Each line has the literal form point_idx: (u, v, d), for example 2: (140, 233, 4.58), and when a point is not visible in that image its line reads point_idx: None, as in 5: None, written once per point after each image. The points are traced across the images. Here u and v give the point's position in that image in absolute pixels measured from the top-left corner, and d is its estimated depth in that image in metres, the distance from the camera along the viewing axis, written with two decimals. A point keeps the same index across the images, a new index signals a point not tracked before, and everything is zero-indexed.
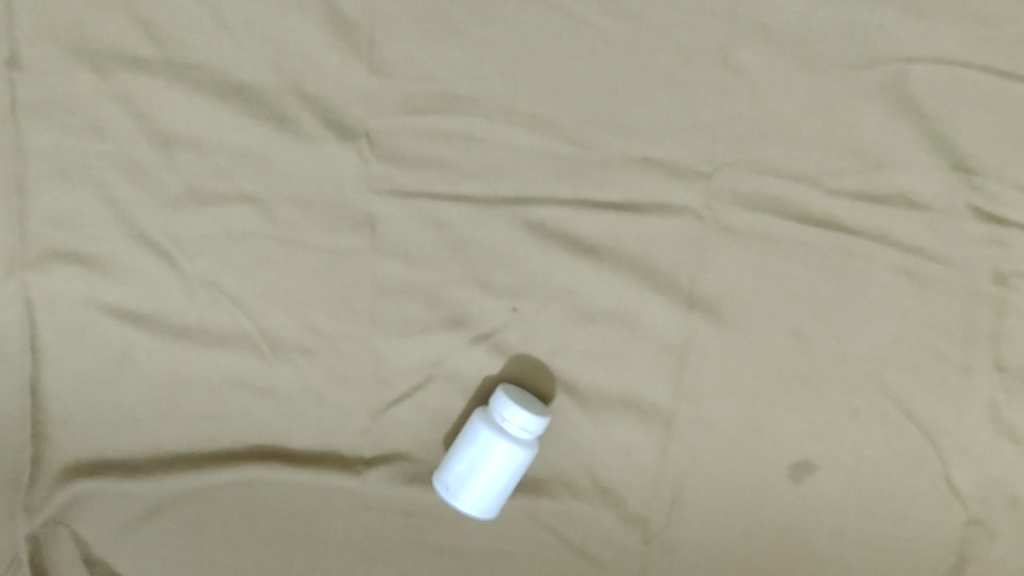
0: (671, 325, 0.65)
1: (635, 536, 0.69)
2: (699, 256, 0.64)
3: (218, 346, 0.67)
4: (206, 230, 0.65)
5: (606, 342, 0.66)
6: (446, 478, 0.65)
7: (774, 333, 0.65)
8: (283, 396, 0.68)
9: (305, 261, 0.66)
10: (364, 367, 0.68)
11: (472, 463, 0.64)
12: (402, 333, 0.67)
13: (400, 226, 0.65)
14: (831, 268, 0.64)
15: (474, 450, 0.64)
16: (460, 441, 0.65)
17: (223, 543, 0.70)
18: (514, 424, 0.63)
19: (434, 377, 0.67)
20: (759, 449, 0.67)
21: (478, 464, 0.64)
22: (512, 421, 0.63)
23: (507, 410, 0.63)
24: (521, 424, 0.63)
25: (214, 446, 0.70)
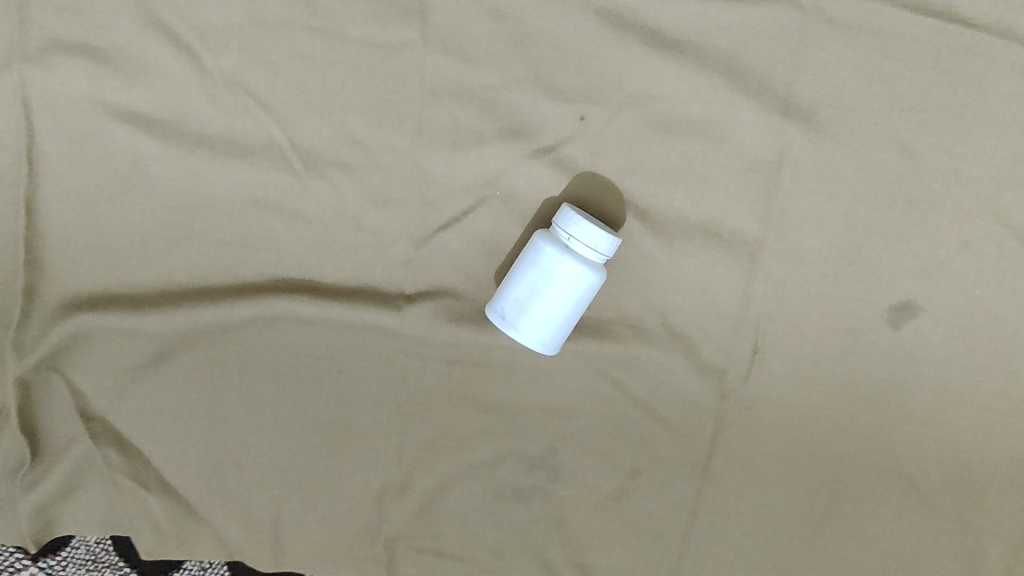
0: (761, 135, 0.57)
1: (710, 389, 0.61)
2: (797, 53, 0.57)
3: (243, 157, 0.60)
4: (233, 18, 0.58)
5: (685, 156, 0.58)
6: (503, 305, 0.58)
7: (879, 147, 0.57)
8: (315, 220, 0.60)
9: (345, 57, 0.58)
10: (408, 185, 0.59)
11: (534, 289, 0.56)
12: (453, 145, 0.59)
13: (457, 15, 0.57)
14: (946, 69, 0.56)
15: (537, 272, 0.56)
16: (521, 265, 0.57)
17: (238, 396, 0.63)
18: (583, 243, 0.55)
19: (488, 199, 0.59)
20: (855, 289, 0.59)
21: (542, 290, 0.56)
22: (581, 239, 0.55)
23: (576, 227, 0.55)
24: (591, 243, 0.55)
25: (235, 279, 0.62)
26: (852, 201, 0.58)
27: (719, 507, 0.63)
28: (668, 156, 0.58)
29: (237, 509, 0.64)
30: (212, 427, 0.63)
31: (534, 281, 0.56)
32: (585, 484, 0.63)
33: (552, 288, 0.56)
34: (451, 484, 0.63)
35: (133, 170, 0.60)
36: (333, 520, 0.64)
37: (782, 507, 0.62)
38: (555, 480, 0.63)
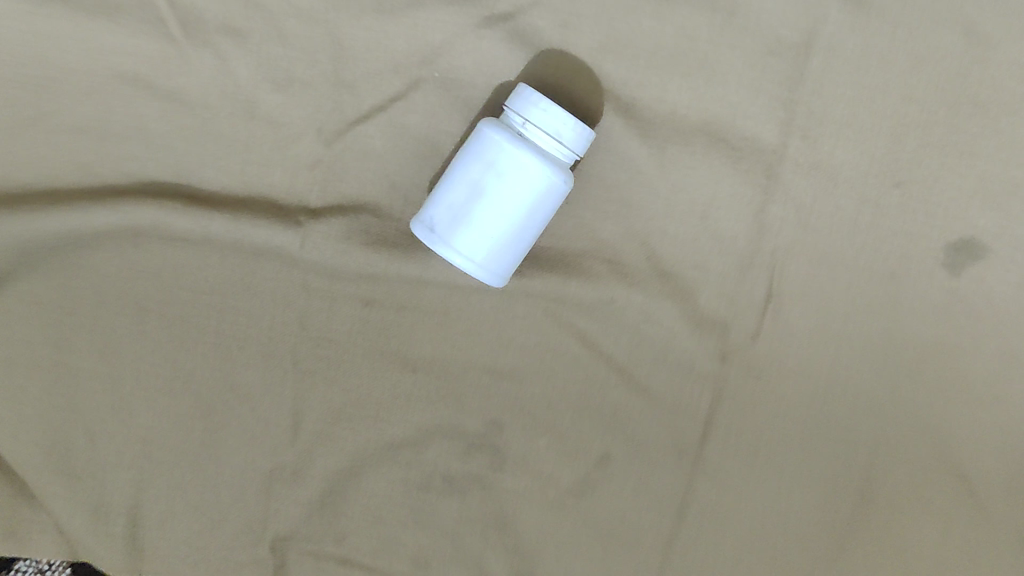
0: (785, 9, 0.44)
1: (705, 350, 0.47)
2: None
3: (103, 16, 0.45)
4: None
5: (683, 33, 0.44)
6: (433, 215, 0.43)
7: (938, 29, 0.44)
8: (196, 104, 0.46)
9: None
10: (319, 60, 0.45)
11: (478, 192, 0.42)
12: (380, 8, 0.45)
13: None
14: None
15: (482, 170, 0.42)
16: (461, 162, 0.43)
17: (89, 339, 0.47)
18: (544, 132, 0.41)
19: (422, 84, 0.45)
20: (902, 218, 0.46)
21: (488, 195, 0.42)
22: (542, 127, 0.41)
23: (535, 110, 0.41)
24: (554, 133, 0.41)
25: (87, 182, 0.46)
26: (900, 100, 0.45)
27: (717, 513, 0.47)
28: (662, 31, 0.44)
29: (75, 496, 0.47)
30: (55, 382, 0.47)
31: (478, 182, 0.42)
32: (540, 475, 0.47)
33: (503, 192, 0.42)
34: (363, 469, 0.48)
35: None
36: (205, 514, 0.48)
37: (800, 515, 0.47)
38: (500, 468, 0.47)
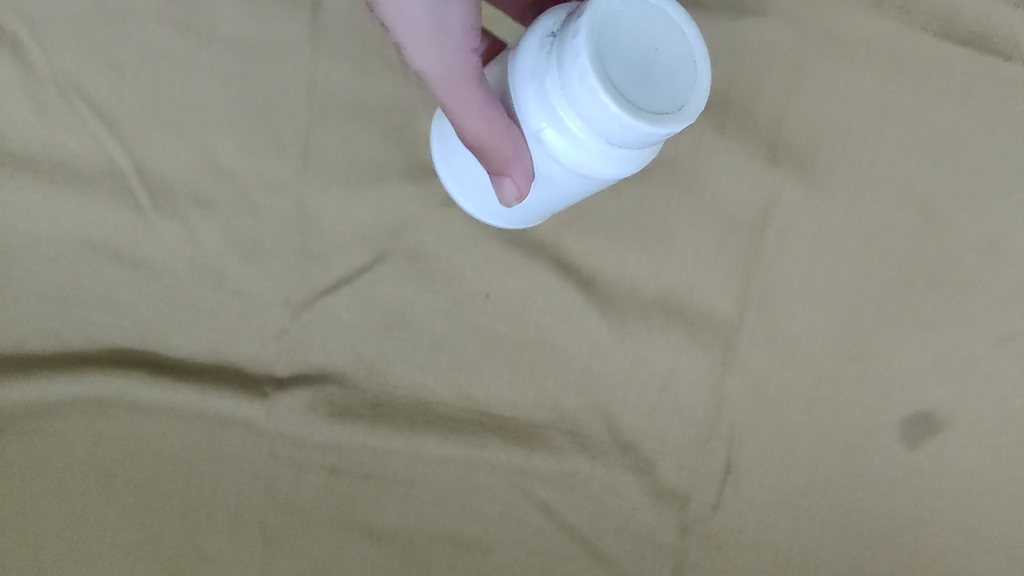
0: (740, 184, 0.45)
1: (668, 520, 0.46)
2: (788, 85, 0.45)
3: (75, 184, 0.45)
4: (72, 4, 0.45)
5: (642, 208, 0.45)
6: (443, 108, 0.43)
7: (889, 206, 0.45)
8: (163, 271, 0.46)
9: (216, 59, 0.45)
10: (287, 233, 0.46)
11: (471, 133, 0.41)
12: (348, 182, 0.46)
13: (360, 18, 0.46)
14: (964, 113, 0.45)
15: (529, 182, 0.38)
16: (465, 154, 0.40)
17: (48, 506, 0.44)
18: (586, 58, 0.28)
19: (390, 257, 0.46)
20: (861, 393, 0.46)
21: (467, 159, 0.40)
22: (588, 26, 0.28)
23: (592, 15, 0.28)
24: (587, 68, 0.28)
25: (52, 349, 0.46)
26: (858, 273, 0.45)
27: None
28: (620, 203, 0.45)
29: None
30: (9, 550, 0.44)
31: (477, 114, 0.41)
32: None
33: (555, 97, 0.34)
34: None
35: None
36: None
37: None
38: None
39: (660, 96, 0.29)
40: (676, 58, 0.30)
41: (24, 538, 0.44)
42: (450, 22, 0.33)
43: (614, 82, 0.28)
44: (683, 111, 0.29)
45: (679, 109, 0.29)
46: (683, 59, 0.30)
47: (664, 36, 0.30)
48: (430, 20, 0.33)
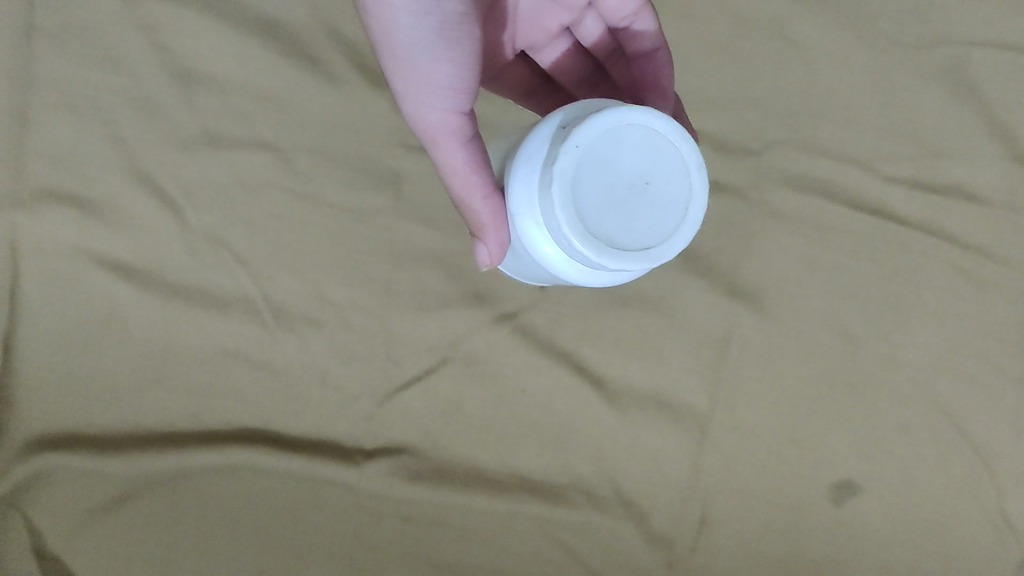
0: (712, 314, 0.61)
1: (659, 559, 0.60)
2: (745, 241, 0.60)
3: (216, 309, 0.61)
4: (218, 178, 0.61)
5: (639, 329, 0.61)
6: None
7: (821, 332, 0.61)
8: (283, 372, 0.61)
9: (325, 219, 0.61)
10: (374, 344, 0.61)
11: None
12: (419, 307, 0.61)
13: (427, 188, 0.62)
14: (881, 262, 0.60)
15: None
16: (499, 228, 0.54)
17: (195, 544, 0.59)
18: (567, 160, 0.35)
19: (450, 361, 0.61)
20: (800, 466, 0.61)
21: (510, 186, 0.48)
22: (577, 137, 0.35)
23: (597, 124, 0.35)
24: (563, 165, 0.35)
25: (198, 427, 0.61)
26: (795, 379, 0.61)
27: None
28: (623, 325, 0.61)
29: None
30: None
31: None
32: None
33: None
34: None
35: (108, 315, 0.61)
36: None
37: None
38: None
39: (613, 222, 0.36)
40: (656, 200, 0.36)
41: (178, 568, 0.59)
42: (435, 84, 0.44)
43: (582, 202, 0.35)
44: (638, 246, 0.36)
45: (642, 246, 0.36)
46: (666, 203, 0.37)
47: (666, 169, 0.37)
48: (420, 81, 0.44)
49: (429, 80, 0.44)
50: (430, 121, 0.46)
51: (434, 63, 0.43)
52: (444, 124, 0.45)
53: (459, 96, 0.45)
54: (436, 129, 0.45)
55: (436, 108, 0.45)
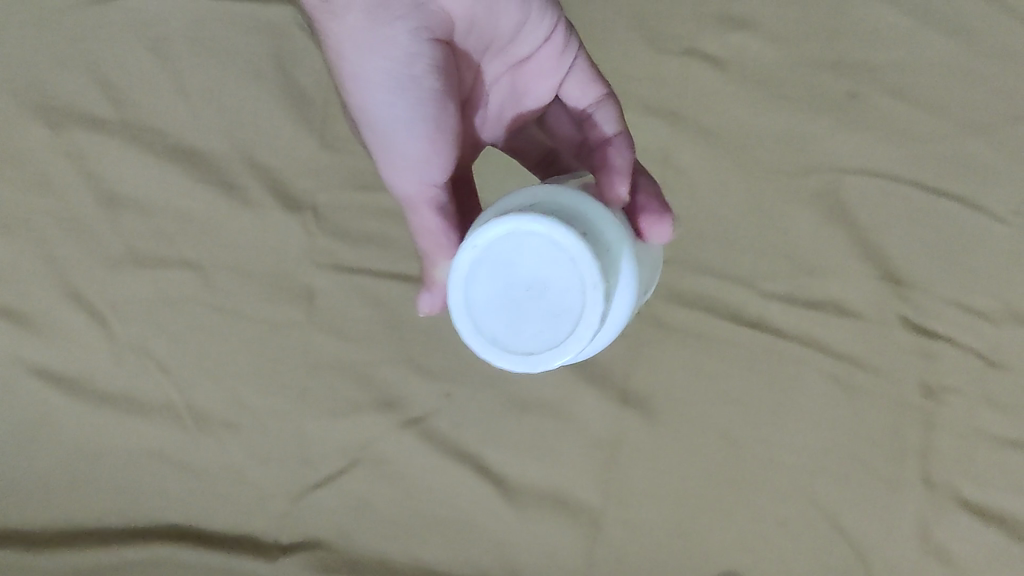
0: (603, 418, 0.65)
1: None
2: (633, 352, 0.64)
3: (141, 414, 0.65)
4: (142, 294, 0.65)
5: (537, 432, 0.65)
6: None
7: (705, 436, 0.64)
8: (204, 472, 0.65)
9: (242, 330, 0.65)
10: (289, 446, 0.65)
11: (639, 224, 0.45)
12: (330, 413, 0.65)
13: (339, 301, 0.64)
14: (760, 370, 0.64)
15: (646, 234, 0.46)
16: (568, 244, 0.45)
17: None
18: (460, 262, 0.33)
19: (360, 462, 0.65)
20: (687, 558, 0.64)
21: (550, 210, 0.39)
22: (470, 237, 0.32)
23: (489, 229, 0.32)
24: (456, 261, 0.33)
25: (125, 523, 0.65)
26: (684, 478, 0.64)
27: None
28: (520, 427, 0.65)
29: None
30: None
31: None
32: None
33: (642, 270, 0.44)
34: None
35: (41, 420, 0.65)
36: None
37: None
38: None
39: (498, 324, 0.33)
40: (560, 308, 0.32)
41: None
42: (409, 154, 0.43)
43: (467, 302, 0.33)
44: (520, 352, 0.32)
45: (524, 351, 0.32)
46: (567, 314, 0.32)
47: (563, 281, 0.31)
48: (395, 150, 0.43)
49: (407, 152, 0.43)
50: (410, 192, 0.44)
51: (409, 139, 0.42)
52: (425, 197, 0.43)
53: (440, 167, 0.43)
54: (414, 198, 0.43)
55: (414, 179, 0.43)
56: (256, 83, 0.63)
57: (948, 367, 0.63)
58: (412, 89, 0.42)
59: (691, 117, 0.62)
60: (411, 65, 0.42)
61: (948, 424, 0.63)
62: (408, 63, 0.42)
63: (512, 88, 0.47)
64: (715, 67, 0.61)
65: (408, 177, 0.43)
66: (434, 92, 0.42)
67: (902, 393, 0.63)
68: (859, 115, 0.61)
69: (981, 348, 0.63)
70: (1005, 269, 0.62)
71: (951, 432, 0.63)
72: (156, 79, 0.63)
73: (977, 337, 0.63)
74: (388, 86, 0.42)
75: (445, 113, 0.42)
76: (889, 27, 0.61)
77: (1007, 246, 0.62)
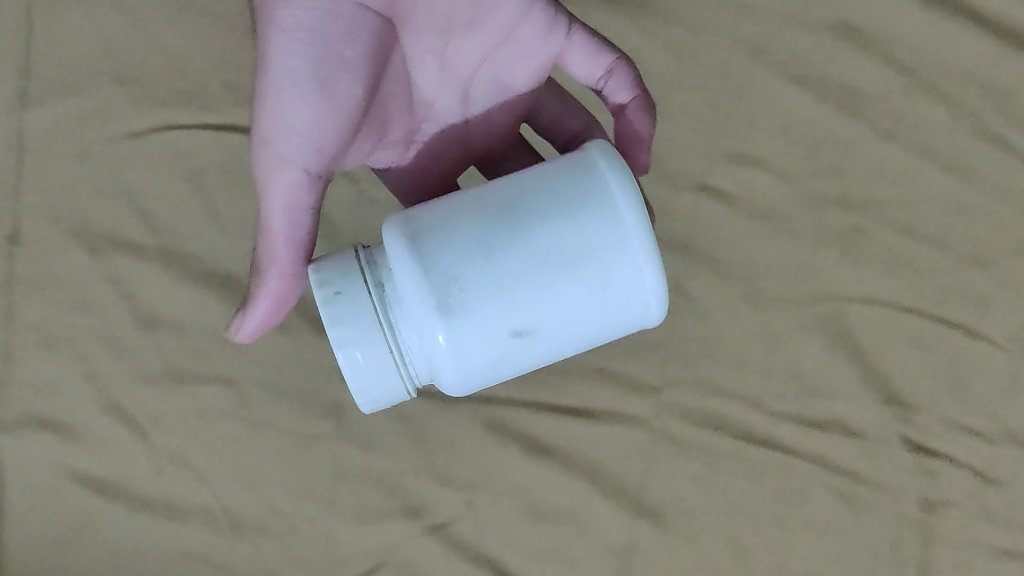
0: (616, 526, 0.65)
1: None
2: (648, 466, 0.66)
3: (177, 518, 0.66)
4: (181, 407, 0.67)
5: (555, 539, 0.66)
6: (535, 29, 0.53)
7: (715, 543, 0.65)
8: (241, 572, 0.65)
9: (274, 444, 0.67)
10: (318, 547, 0.66)
11: (568, 265, 0.41)
12: (357, 518, 0.66)
13: (367, 417, 0.67)
14: (769, 483, 0.65)
15: (582, 282, 0.42)
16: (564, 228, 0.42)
17: None
18: None
19: (386, 565, 0.65)
20: None
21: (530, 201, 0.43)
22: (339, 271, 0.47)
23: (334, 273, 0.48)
24: None
25: None
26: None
27: None
28: (541, 534, 0.66)
29: None
30: None
31: (569, 233, 0.42)
32: None
33: (572, 307, 0.42)
34: None
35: (82, 525, 0.65)
36: None
37: None
38: None
39: None
40: None
41: None
42: (291, 116, 0.47)
43: None
44: None
45: None
46: None
47: None
48: (277, 114, 0.47)
49: (292, 117, 0.47)
50: (279, 167, 0.47)
51: (303, 102, 0.47)
52: (287, 182, 0.47)
53: (317, 146, 0.48)
54: (275, 175, 0.47)
55: (289, 155, 0.47)
56: None
57: (947, 483, 0.65)
58: (318, 48, 0.47)
59: (701, 247, 0.67)
60: (325, 23, 0.47)
61: (947, 537, 0.65)
62: (322, 21, 0.47)
63: (495, 76, 0.55)
64: (725, 202, 0.67)
65: (292, 139, 0.47)
66: (337, 56, 0.48)
67: (902, 506, 0.65)
68: (861, 249, 0.67)
69: (979, 466, 0.65)
70: (1002, 392, 0.66)
71: (952, 544, 0.65)
72: (191, 210, 0.68)
73: (976, 456, 0.65)
74: (295, 37, 0.47)
75: (340, 91, 0.48)
76: (894, 163, 0.67)
77: (1006, 369, 0.66)
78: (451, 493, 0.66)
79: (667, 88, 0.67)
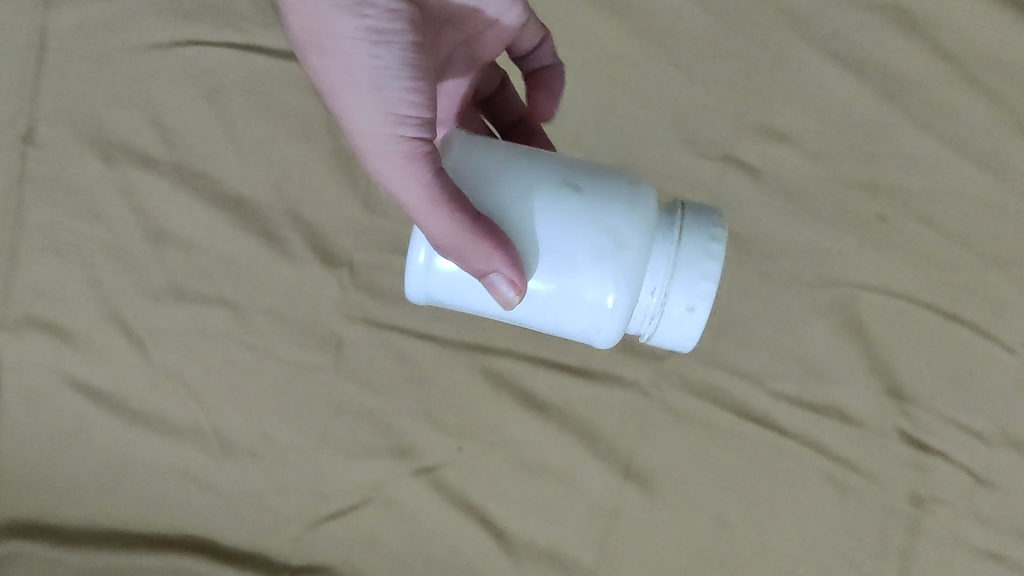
0: (604, 487, 0.65)
1: None
2: (641, 431, 0.65)
3: (170, 434, 0.65)
4: (180, 324, 0.66)
5: (541, 494, 0.65)
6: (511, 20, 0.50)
7: (704, 515, 0.65)
8: (229, 492, 0.64)
9: (270, 371, 0.66)
10: (305, 478, 0.65)
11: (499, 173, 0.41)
12: (347, 452, 0.65)
13: (366, 354, 0.66)
14: (759, 459, 0.65)
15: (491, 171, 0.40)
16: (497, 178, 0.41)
17: None
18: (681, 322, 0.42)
19: (372, 500, 0.65)
20: None
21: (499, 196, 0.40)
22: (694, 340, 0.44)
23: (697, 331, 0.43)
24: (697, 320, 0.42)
25: (147, 529, 0.64)
26: (681, 557, 0.64)
27: None
28: (529, 486, 0.65)
29: None
30: None
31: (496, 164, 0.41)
32: None
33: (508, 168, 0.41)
34: None
35: (74, 431, 0.64)
36: None
37: None
38: None
39: None
40: None
41: None
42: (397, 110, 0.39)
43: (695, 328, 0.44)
44: None
45: None
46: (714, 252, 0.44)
47: None
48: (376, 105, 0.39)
49: (390, 111, 0.39)
50: (399, 154, 0.39)
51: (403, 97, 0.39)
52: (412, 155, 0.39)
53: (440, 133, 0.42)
54: (391, 153, 0.39)
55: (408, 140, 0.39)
56: (306, 143, 0.67)
57: (939, 479, 0.64)
58: (396, 42, 0.39)
59: None
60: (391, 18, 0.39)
61: (937, 532, 0.64)
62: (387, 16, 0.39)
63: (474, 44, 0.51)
64: (751, 175, 0.66)
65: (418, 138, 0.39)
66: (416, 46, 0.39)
67: (891, 497, 0.64)
68: (882, 239, 0.66)
69: (973, 466, 0.65)
70: (1009, 396, 0.65)
71: (940, 540, 0.64)
72: (208, 128, 0.67)
73: (971, 456, 0.65)
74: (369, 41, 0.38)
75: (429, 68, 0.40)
76: (925, 154, 0.67)
77: (1013, 374, 0.66)
78: (437, 438, 0.65)
79: (702, 53, 0.67)
